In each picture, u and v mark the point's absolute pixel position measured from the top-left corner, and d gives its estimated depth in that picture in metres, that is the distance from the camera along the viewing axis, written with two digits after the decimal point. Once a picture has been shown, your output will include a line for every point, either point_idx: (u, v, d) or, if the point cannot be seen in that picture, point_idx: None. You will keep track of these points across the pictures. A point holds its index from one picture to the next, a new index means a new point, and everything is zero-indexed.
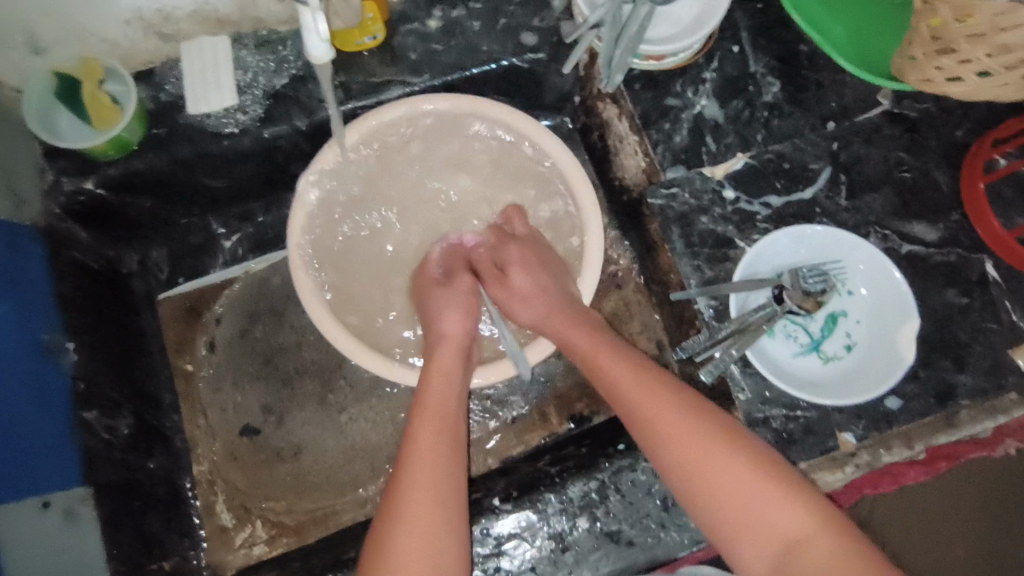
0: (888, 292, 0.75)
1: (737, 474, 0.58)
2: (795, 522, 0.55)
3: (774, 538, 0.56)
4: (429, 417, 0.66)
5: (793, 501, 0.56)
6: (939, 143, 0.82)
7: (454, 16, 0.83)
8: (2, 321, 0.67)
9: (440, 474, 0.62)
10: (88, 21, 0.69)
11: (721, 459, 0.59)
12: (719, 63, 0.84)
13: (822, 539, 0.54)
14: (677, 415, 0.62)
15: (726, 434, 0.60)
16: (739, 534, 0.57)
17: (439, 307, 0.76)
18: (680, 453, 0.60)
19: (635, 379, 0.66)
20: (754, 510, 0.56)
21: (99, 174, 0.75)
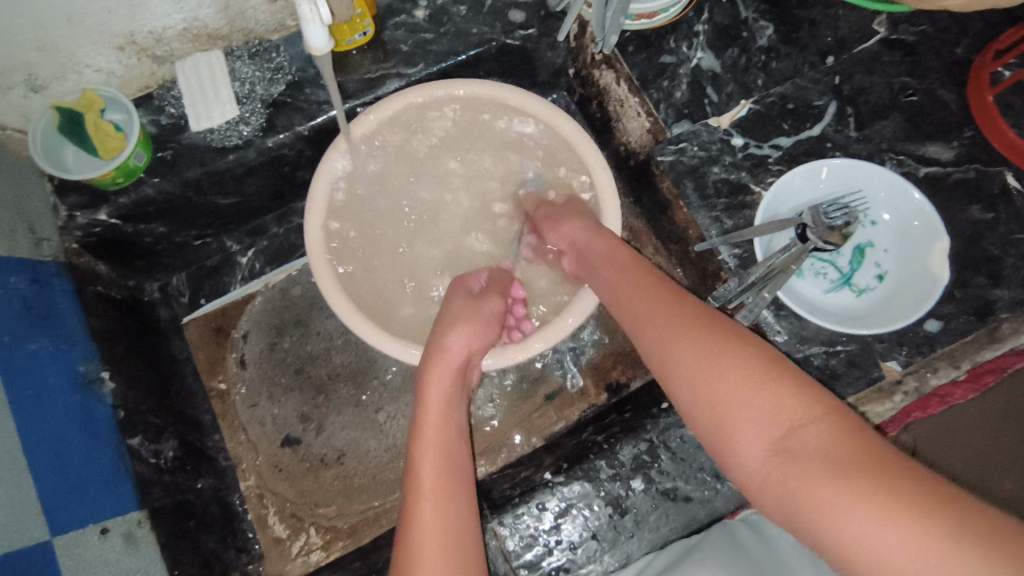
0: (912, 216, 0.74)
1: (728, 368, 0.54)
2: (795, 409, 0.50)
3: (766, 426, 0.51)
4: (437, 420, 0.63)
5: (790, 391, 0.51)
6: (942, 62, 0.81)
7: (440, 3, 0.83)
8: (41, 357, 0.67)
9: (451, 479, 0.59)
10: (84, 53, 0.70)
11: (716, 358, 0.55)
12: (709, 14, 0.83)
13: (821, 425, 0.49)
14: (677, 324, 0.60)
15: (727, 335, 0.57)
16: (733, 429, 0.52)
17: (468, 294, 0.74)
18: (679, 358, 0.58)
19: (645, 295, 0.64)
20: (748, 400, 0.52)
21: (112, 204, 0.75)
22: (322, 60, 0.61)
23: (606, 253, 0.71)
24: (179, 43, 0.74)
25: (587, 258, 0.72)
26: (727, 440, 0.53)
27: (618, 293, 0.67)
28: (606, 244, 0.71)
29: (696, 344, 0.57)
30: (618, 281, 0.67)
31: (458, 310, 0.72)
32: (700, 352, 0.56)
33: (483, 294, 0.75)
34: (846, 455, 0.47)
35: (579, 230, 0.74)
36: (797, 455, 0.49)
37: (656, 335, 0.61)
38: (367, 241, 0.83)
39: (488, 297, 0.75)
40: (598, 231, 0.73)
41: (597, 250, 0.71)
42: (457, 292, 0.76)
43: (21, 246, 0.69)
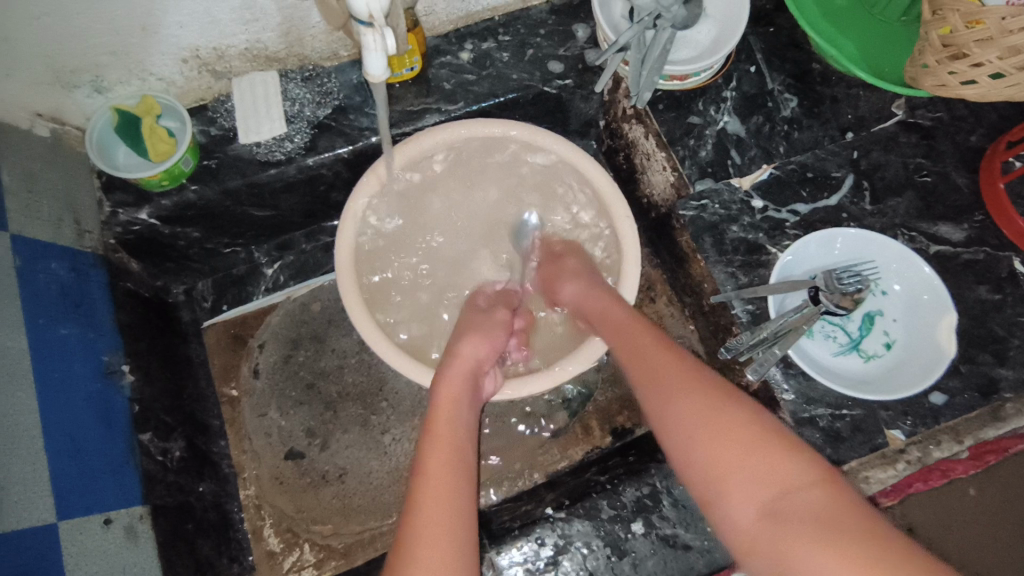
0: (922, 290, 0.77)
1: (726, 429, 0.56)
2: (792, 473, 0.52)
3: (758, 487, 0.53)
4: (441, 440, 0.63)
5: (787, 456, 0.53)
6: (955, 148, 0.85)
7: (484, 48, 0.89)
8: (71, 342, 0.68)
9: (452, 501, 0.58)
10: (151, 63, 0.74)
11: (714, 418, 0.57)
12: (737, 83, 0.88)
13: (818, 489, 0.51)
14: (678, 381, 0.62)
15: (725, 398, 0.59)
16: (727, 487, 0.54)
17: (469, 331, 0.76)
18: (679, 416, 0.59)
19: (645, 352, 0.66)
20: (744, 461, 0.54)
21: (153, 205, 0.77)
22: (377, 87, 0.66)
23: (609, 307, 0.73)
24: (239, 61, 0.79)
25: (590, 311, 0.74)
26: (720, 499, 0.54)
27: (621, 345, 0.69)
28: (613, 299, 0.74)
29: (696, 403, 0.59)
30: (620, 335, 0.69)
31: (469, 337, 0.74)
32: (697, 411, 0.59)
33: (490, 315, 0.79)
34: (841, 518, 0.48)
35: (584, 285, 0.77)
36: (790, 516, 0.50)
37: (655, 391, 0.63)
38: (393, 263, 0.85)
39: (489, 319, 0.78)
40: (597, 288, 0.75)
41: (602, 302, 0.74)
42: (472, 314, 0.80)
43: (66, 235, 0.72)
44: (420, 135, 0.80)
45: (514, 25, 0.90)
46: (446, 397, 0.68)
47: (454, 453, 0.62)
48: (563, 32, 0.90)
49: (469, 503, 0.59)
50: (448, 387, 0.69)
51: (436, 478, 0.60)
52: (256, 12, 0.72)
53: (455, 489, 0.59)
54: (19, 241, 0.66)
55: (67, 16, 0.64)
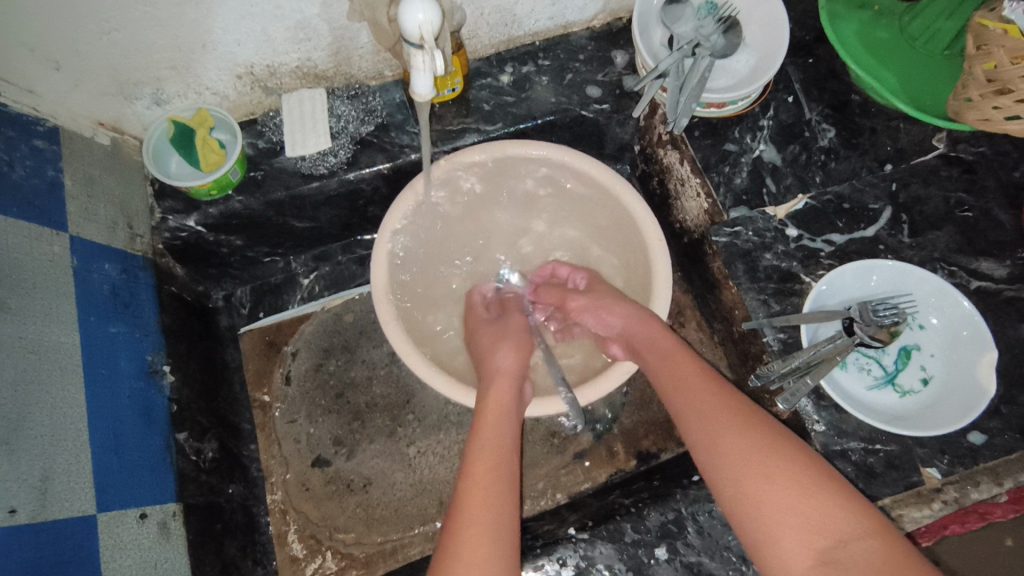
0: (960, 325, 0.75)
1: (778, 469, 0.57)
2: (848, 524, 0.53)
3: (814, 534, 0.53)
4: (487, 457, 0.64)
5: (841, 506, 0.54)
6: (998, 184, 0.84)
7: (524, 72, 0.91)
8: (119, 340, 0.71)
9: (496, 511, 0.60)
10: (208, 79, 0.78)
11: (769, 461, 0.57)
12: (774, 112, 0.88)
13: (872, 543, 0.51)
14: (728, 415, 0.62)
15: (778, 441, 0.59)
16: (777, 530, 0.54)
17: (495, 341, 0.79)
18: (731, 452, 0.59)
19: (696, 384, 0.66)
20: (797, 506, 0.54)
21: (201, 212, 0.81)
22: (421, 107, 0.69)
23: (662, 335, 0.72)
24: (290, 78, 0.82)
25: (636, 341, 0.73)
26: (771, 543, 0.54)
27: (665, 374, 0.69)
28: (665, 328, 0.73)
29: (750, 443, 0.59)
30: (670, 364, 0.69)
31: (495, 351, 0.77)
32: (749, 451, 0.59)
33: (501, 325, 0.82)
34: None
35: (625, 315, 0.76)
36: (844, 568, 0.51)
37: (704, 425, 0.63)
38: (426, 278, 0.87)
39: (507, 328, 0.81)
40: (641, 316, 0.75)
41: (649, 334, 0.73)
42: (478, 329, 0.82)
43: (118, 238, 0.76)
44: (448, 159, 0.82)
45: (554, 50, 0.93)
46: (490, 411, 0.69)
47: (500, 464, 0.64)
48: (602, 59, 0.92)
49: (511, 513, 0.61)
50: (491, 408, 0.69)
51: (481, 490, 0.61)
52: (309, 32, 0.76)
53: (498, 502, 0.61)
54: (77, 240, 0.70)
55: (135, 32, 0.68)
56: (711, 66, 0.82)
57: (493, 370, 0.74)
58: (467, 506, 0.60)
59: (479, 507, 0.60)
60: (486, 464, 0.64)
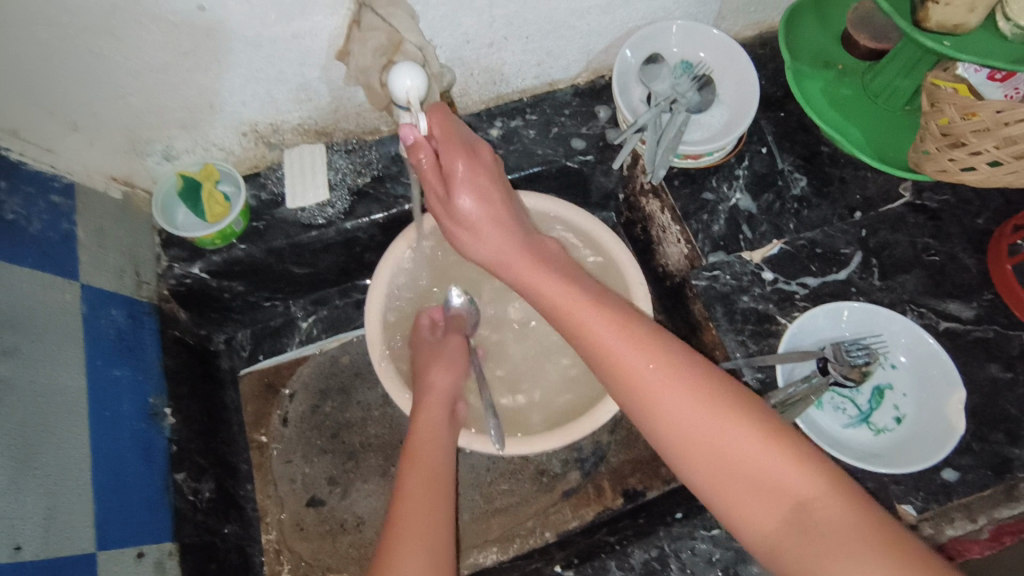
0: (930, 366, 0.79)
1: (718, 430, 0.54)
2: (798, 480, 0.52)
3: (768, 496, 0.52)
4: (422, 469, 0.69)
5: (801, 473, 0.52)
6: (962, 230, 0.89)
7: (513, 126, 0.97)
8: (122, 384, 0.74)
9: (432, 516, 0.65)
10: (215, 135, 0.83)
11: (724, 435, 0.54)
12: (749, 162, 0.93)
13: (836, 504, 0.51)
14: (662, 374, 0.57)
15: (732, 414, 0.55)
16: (742, 505, 0.53)
17: (428, 361, 0.81)
18: (679, 429, 0.55)
19: (633, 361, 0.58)
20: (746, 466, 0.53)
21: (205, 260, 0.85)
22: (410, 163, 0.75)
23: (563, 277, 0.66)
24: (292, 134, 0.88)
25: (538, 294, 0.66)
26: (727, 503, 0.54)
27: (586, 322, 0.61)
28: (562, 267, 0.67)
29: (700, 421, 0.55)
30: (602, 334, 0.60)
31: (432, 369, 0.79)
32: (705, 432, 0.54)
33: (443, 347, 0.82)
34: (862, 539, 0.49)
35: (522, 260, 0.67)
36: (814, 534, 0.50)
37: (635, 386, 0.58)
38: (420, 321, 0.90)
39: (448, 350, 0.82)
40: (550, 270, 0.66)
41: (555, 292, 0.64)
42: (421, 349, 0.83)
43: (126, 285, 0.80)
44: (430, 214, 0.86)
45: (541, 106, 0.99)
46: (422, 427, 0.74)
47: (432, 475, 0.69)
48: (586, 113, 0.98)
49: (445, 516, 0.66)
50: (423, 423, 0.74)
51: (416, 500, 0.66)
52: (310, 93, 0.81)
53: (433, 508, 0.65)
54: (87, 288, 0.74)
55: (148, 95, 0.74)
56: (688, 118, 0.89)
57: (423, 387, 0.78)
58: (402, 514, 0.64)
59: (416, 515, 0.64)
60: (417, 479, 0.68)
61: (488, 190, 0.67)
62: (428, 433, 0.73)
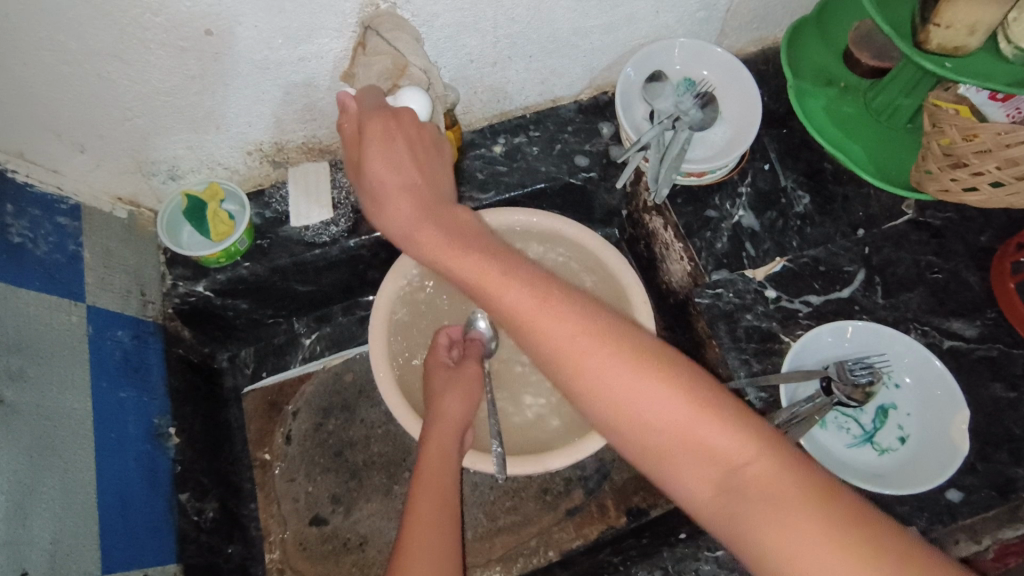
0: (933, 385, 0.79)
1: (641, 394, 0.52)
2: (722, 435, 0.51)
3: (695, 454, 0.51)
4: (431, 492, 0.70)
5: (726, 429, 0.51)
6: (966, 247, 0.89)
7: (516, 143, 0.98)
8: (128, 404, 0.75)
9: (439, 536, 0.66)
10: (220, 155, 0.84)
11: (647, 397, 0.52)
12: (752, 180, 0.93)
13: (757, 457, 0.50)
14: (582, 332, 0.54)
15: (657, 374, 0.52)
16: (674, 465, 0.52)
17: (441, 388, 0.80)
18: (603, 390, 0.53)
19: (555, 325, 0.55)
20: (670, 425, 0.52)
21: (210, 278, 0.85)
22: None
23: (474, 240, 0.61)
24: (296, 153, 0.88)
25: (451, 269, 0.60)
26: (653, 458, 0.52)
27: (495, 282, 0.57)
28: (484, 240, 0.62)
29: (625, 382, 0.53)
30: (515, 296, 0.56)
31: (447, 394, 0.79)
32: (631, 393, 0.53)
33: (456, 373, 0.82)
34: (785, 492, 0.48)
35: (438, 239, 0.61)
36: (735, 491, 0.50)
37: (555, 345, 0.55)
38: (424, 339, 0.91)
39: (461, 376, 0.81)
40: (468, 247, 0.60)
41: (475, 263, 0.59)
42: (434, 372, 0.82)
43: (131, 305, 0.80)
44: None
45: (544, 122, 0.99)
46: (433, 449, 0.74)
47: (444, 500, 0.70)
48: (589, 130, 0.98)
49: (454, 536, 0.67)
50: (434, 443, 0.74)
51: (427, 525, 0.67)
52: (315, 113, 0.82)
53: (442, 529, 0.67)
54: (92, 310, 0.74)
55: (156, 118, 0.75)
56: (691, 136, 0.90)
57: (434, 411, 0.78)
58: (416, 540, 0.65)
59: (425, 539, 0.65)
60: (426, 501, 0.69)
61: (417, 154, 0.65)
62: (438, 455, 0.73)
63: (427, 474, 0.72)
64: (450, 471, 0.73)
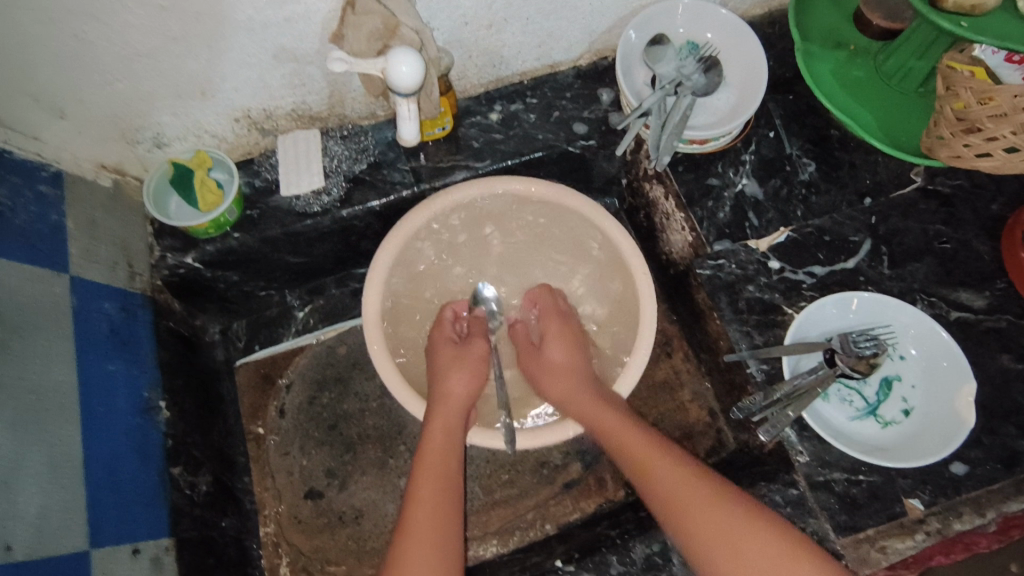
0: (939, 356, 0.77)
1: (680, 482, 0.67)
2: (737, 514, 0.63)
3: (717, 531, 0.63)
4: (433, 474, 0.70)
5: (802, 560, 0.60)
6: (976, 216, 0.86)
7: (512, 110, 0.94)
8: (116, 378, 0.73)
9: (442, 526, 0.66)
10: (207, 122, 0.81)
11: (736, 533, 0.62)
12: (756, 147, 0.90)
13: (761, 526, 0.62)
14: (648, 450, 0.71)
15: (725, 488, 0.66)
16: (691, 528, 0.64)
17: (446, 369, 0.80)
18: (686, 522, 0.64)
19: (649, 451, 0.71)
20: (701, 508, 0.64)
21: (199, 250, 0.83)
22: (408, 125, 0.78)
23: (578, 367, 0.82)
24: (285, 120, 0.85)
25: (566, 403, 0.79)
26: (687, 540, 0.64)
27: (583, 402, 0.77)
28: (597, 383, 0.80)
29: (707, 500, 0.65)
30: (606, 415, 0.75)
31: (451, 375, 0.79)
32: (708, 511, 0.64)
33: (464, 350, 0.83)
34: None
35: (559, 361, 0.82)
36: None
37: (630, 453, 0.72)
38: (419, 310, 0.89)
39: (467, 354, 0.82)
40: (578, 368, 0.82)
41: (583, 399, 0.78)
42: (442, 349, 0.83)
43: (118, 277, 0.78)
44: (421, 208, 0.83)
45: (542, 88, 0.96)
46: (436, 431, 0.73)
47: (444, 483, 0.69)
48: (588, 96, 0.95)
49: (456, 527, 0.67)
50: (438, 425, 0.74)
51: (428, 508, 0.66)
52: (304, 78, 0.79)
53: (445, 517, 0.66)
54: (77, 281, 0.72)
55: (137, 82, 0.71)
56: (694, 102, 0.87)
57: (440, 391, 0.77)
58: (416, 523, 0.65)
59: (428, 526, 0.65)
60: (429, 484, 0.69)
61: (549, 308, 0.88)
62: (443, 438, 0.73)
63: (432, 450, 0.72)
64: (454, 445, 0.73)
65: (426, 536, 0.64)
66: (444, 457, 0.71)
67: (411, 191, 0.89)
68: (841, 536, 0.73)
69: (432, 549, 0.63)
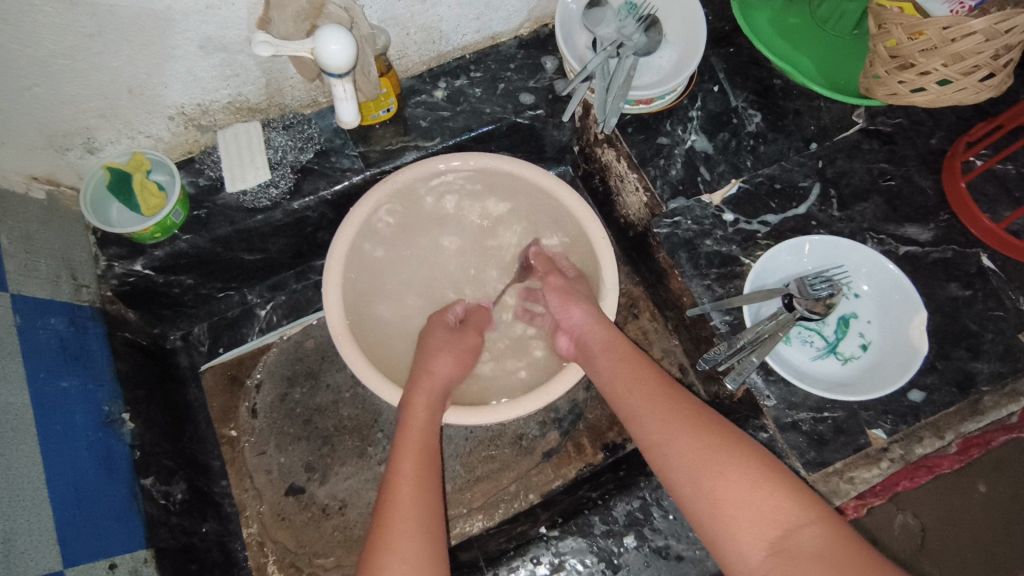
0: (891, 290, 0.79)
1: (664, 416, 0.67)
2: (718, 446, 0.62)
3: (696, 461, 0.62)
4: (410, 447, 0.69)
5: (788, 498, 0.58)
6: (916, 151, 0.88)
7: (457, 86, 0.93)
8: (70, 394, 0.71)
9: (419, 497, 0.65)
10: (140, 123, 0.78)
11: (724, 475, 0.60)
12: (702, 102, 0.91)
13: (738, 456, 0.61)
14: (637, 384, 0.71)
15: (709, 420, 0.65)
16: (671, 459, 0.64)
17: (430, 348, 0.80)
18: (682, 460, 0.63)
19: (648, 393, 0.69)
20: (680, 440, 0.64)
21: (147, 256, 0.81)
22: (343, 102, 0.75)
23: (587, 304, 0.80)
24: (223, 115, 0.82)
25: (586, 339, 0.78)
26: (670, 472, 0.64)
27: (591, 344, 0.77)
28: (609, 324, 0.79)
29: (697, 445, 0.63)
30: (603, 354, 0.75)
31: (431, 355, 0.78)
32: (701, 451, 0.63)
33: (455, 336, 0.82)
34: (843, 558, 0.53)
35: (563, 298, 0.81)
36: (794, 555, 0.55)
37: (620, 388, 0.72)
38: (385, 295, 0.88)
39: (459, 342, 0.82)
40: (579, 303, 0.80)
41: (602, 339, 0.76)
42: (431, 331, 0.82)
43: (62, 291, 0.75)
44: (370, 193, 0.82)
45: (485, 61, 0.94)
46: (411, 409, 0.72)
47: (420, 455, 0.68)
48: (532, 66, 0.94)
49: (433, 497, 0.66)
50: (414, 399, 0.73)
51: (404, 481, 0.66)
52: (236, 68, 0.76)
53: (421, 489, 0.66)
54: (18, 299, 0.70)
55: (57, 85, 0.68)
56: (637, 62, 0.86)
57: (421, 369, 0.77)
58: (391, 495, 0.65)
59: (404, 498, 0.64)
60: (405, 458, 0.68)
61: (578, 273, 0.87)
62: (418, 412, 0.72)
63: (410, 428, 0.71)
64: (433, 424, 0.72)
65: (405, 515, 0.63)
66: (420, 431, 0.71)
67: (363, 176, 0.87)
68: (812, 472, 0.75)
69: (409, 521, 0.63)
